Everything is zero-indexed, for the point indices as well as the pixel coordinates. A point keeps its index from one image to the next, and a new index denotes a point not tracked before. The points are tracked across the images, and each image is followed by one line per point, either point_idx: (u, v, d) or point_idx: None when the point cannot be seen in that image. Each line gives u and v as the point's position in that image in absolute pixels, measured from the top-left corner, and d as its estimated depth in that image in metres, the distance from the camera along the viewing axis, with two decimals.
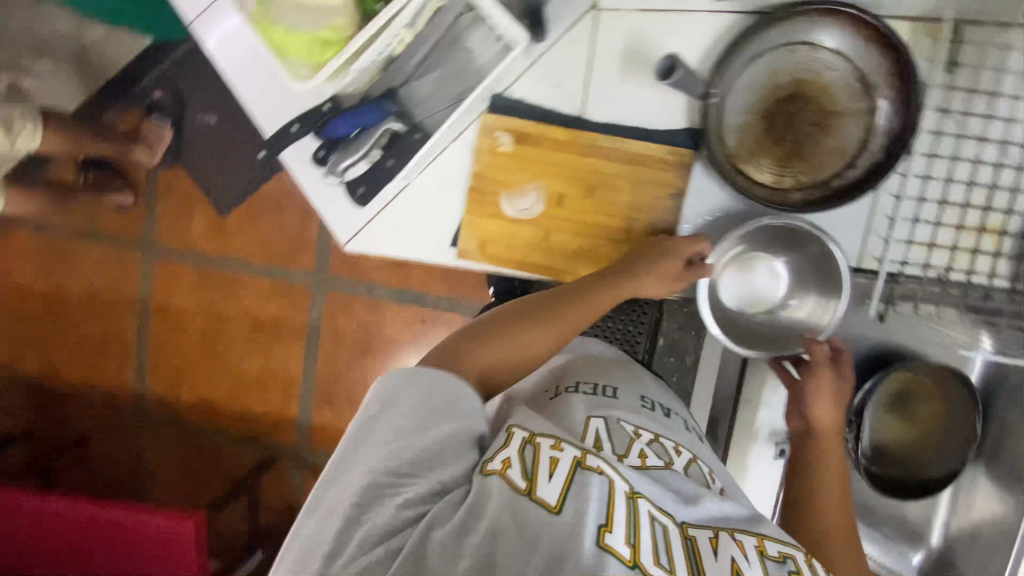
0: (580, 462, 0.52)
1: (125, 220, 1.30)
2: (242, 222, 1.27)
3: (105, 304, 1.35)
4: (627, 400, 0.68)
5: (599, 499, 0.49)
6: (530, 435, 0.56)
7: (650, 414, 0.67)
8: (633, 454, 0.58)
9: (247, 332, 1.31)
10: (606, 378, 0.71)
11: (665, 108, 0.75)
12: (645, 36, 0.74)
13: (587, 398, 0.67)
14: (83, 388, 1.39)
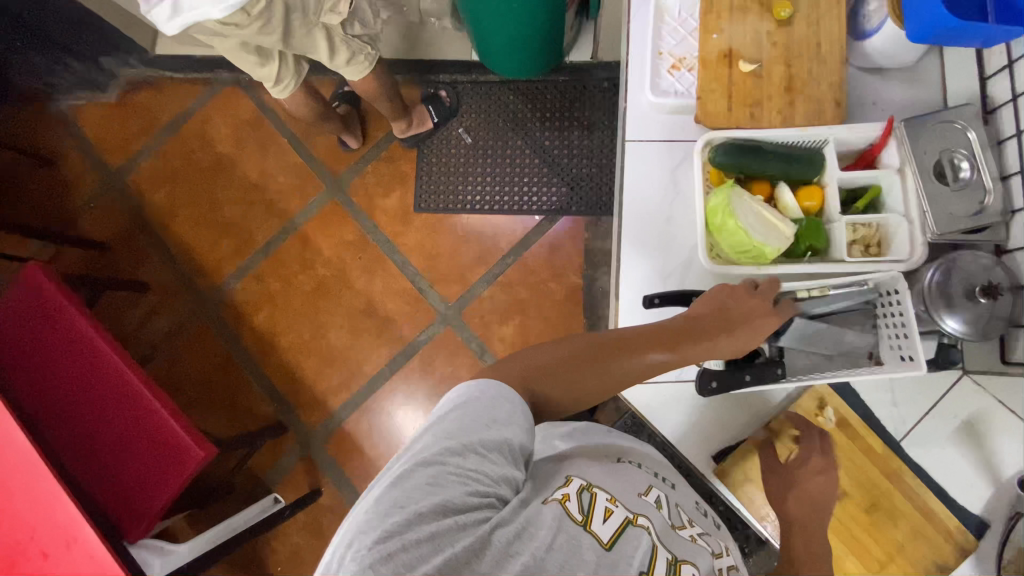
0: (632, 520, 0.46)
1: (335, 155, 1.37)
2: (425, 225, 1.30)
3: (261, 200, 1.38)
4: (686, 496, 0.58)
5: (642, 553, 0.43)
6: (586, 480, 0.49)
7: (708, 518, 0.56)
8: (687, 531, 0.50)
9: (353, 309, 1.29)
10: (667, 471, 0.60)
11: (971, 483, 0.58)
12: (1003, 420, 0.58)
13: (642, 472, 0.55)
14: (185, 249, 1.38)
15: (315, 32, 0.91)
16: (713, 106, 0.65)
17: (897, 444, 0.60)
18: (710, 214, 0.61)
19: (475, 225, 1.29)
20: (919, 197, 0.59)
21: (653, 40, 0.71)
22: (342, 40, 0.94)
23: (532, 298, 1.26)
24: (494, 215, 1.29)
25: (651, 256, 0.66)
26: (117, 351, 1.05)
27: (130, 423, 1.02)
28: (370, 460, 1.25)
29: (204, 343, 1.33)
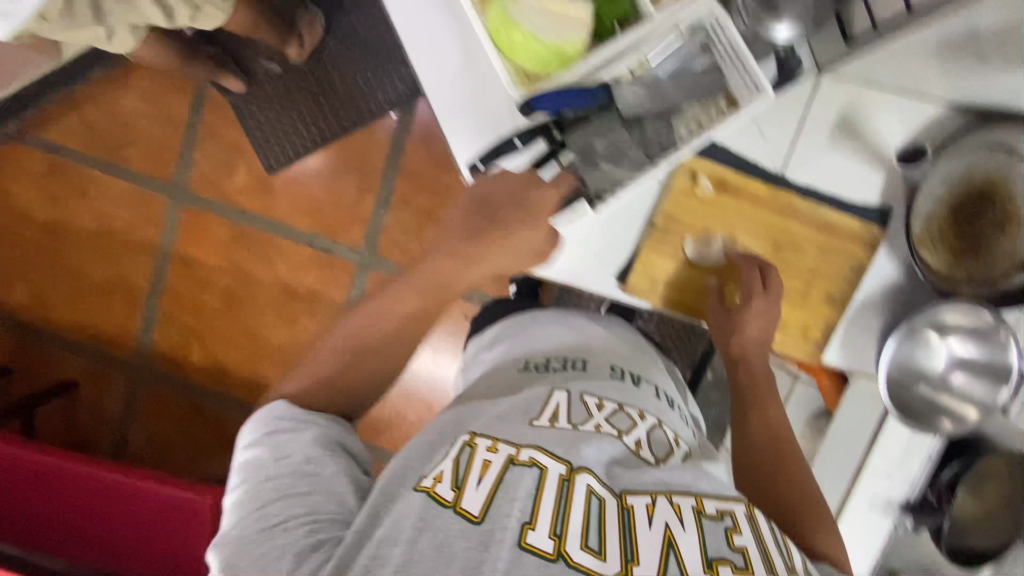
0: (513, 459, 0.55)
1: (160, 160, 1.20)
2: (289, 184, 1.18)
3: (119, 246, 1.24)
4: (597, 371, 0.74)
5: (528, 494, 0.52)
6: (471, 436, 0.59)
7: (618, 385, 0.71)
8: (589, 425, 0.63)
9: (276, 300, 1.22)
10: (578, 356, 0.76)
11: (860, 180, 0.66)
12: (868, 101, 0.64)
13: (551, 377, 0.71)
14: (81, 328, 1.28)
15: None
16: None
17: (781, 176, 0.66)
18: (495, 36, 0.60)
19: (337, 159, 1.17)
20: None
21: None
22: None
23: (434, 202, 1.16)
24: (348, 139, 1.16)
25: (470, 119, 0.69)
26: (73, 458, 1.05)
27: (128, 503, 1.03)
28: (374, 420, 1.28)
29: (161, 403, 1.29)
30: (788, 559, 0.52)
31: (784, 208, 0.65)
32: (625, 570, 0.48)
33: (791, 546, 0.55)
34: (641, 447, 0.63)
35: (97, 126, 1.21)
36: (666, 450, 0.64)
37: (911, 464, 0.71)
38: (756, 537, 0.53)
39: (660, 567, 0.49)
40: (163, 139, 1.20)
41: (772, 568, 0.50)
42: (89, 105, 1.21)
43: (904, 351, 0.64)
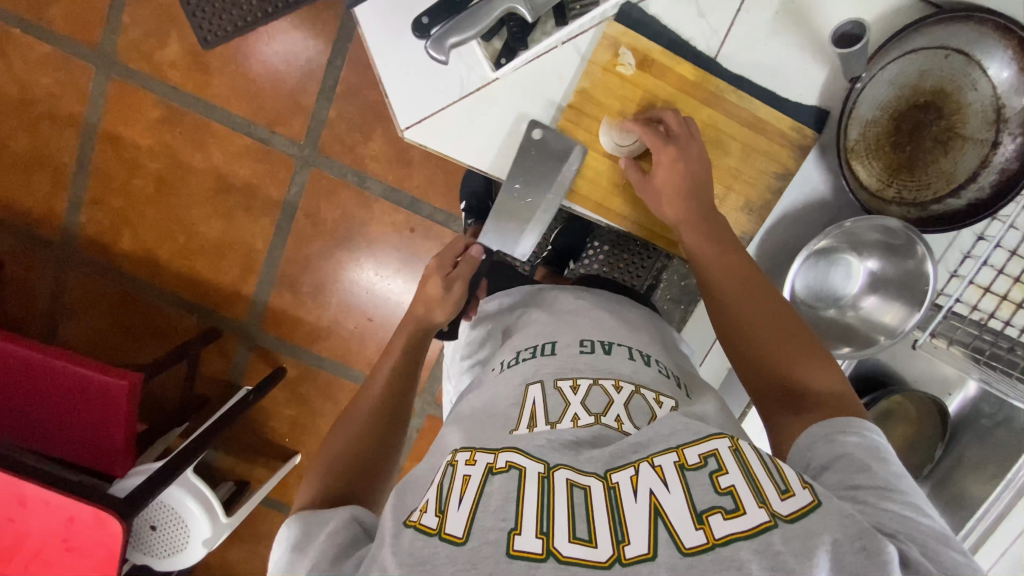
0: (490, 468, 0.50)
1: (82, 22, 1.08)
2: (227, 62, 1.08)
3: (43, 117, 1.14)
4: (565, 351, 0.64)
5: (506, 497, 0.47)
6: (454, 454, 0.54)
7: (586, 361, 0.62)
8: (566, 421, 0.55)
9: (212, 191, 1.16)
10: (546, 336, 0.67)
11: (789, 77, 0.68)
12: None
13: (517, 372, 0.63)
14: (4, 205, 1.20)
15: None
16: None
17: (714, 61, 0.68)
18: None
19: (281, 40, 1.07)
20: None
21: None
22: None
23: (383, 98, 1.09)
24: (293, 17, 1.05)
25: None
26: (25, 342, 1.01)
27: (48, 386, 1.00)
28: (313, 327, 1.25)
29: (93, 290, 1.24)
30: (781, 483, 0.46)
31: (711, 92, 0.68)
32: (617, 554, 0.44)
33: (789, 470, 0.48)
34: (623, 422, 0.55)
35: None
36: (650, 416, 0.56)
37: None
38: (743, 469, 0.47)
39: (652, 543, 0.44)
40: None
41: (764, 501, 0.45)
42: None
43: (818, 274, 0.72)
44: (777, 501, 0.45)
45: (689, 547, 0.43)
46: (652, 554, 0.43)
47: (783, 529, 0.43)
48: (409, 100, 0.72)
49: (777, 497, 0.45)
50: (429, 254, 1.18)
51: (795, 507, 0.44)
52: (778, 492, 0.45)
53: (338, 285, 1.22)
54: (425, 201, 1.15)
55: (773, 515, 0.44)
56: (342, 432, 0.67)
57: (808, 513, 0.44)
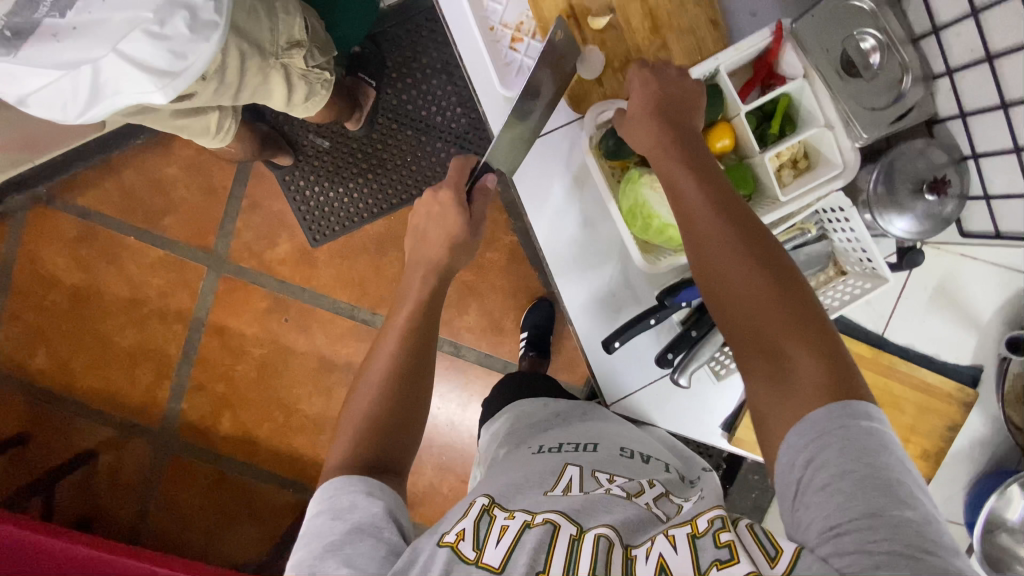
0: (528, 523, 0.50)
1: (198, 229, 1.18)
2: (333, 257, 1.18)
3: (151, 314, 1.21)
4: (607, 450, 0.64)
5: (538, 548, 0.48)
6: (489, 501, 0.54)
7: (629, 463, 0.62)
8: (597, 489, 0.55)
9: (314, 370, 1.21)
10: (590, 436, 0.67)
11: (956, 345, 0.73)
12: (963, 275, 0.72)
13: (556, 456, 0.62)
14: (107, 396, 1.23)
15: (271, 75, 0.72)
16: (580, 88, 0.67)
17: (883, 337, 0.74)
18: (631, 216, 0.65)
19: (385, 235, 1.17)
20: (828, 107, 0.64)
21: (490, 57, 0.68)
22: (299, 77, 0.75)
23: (477, 278, 1.20)
24: (396, 215, 1.16)
25: (580, 275, 0.71)
26: (128, 554, 1.04)
27: None
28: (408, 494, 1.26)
29: (187, 472, 1.24)
30: (769, 549, 0.44)
31: (886, 367, 0.73)
32: None
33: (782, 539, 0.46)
34: (651, 506, 0.54)
35: (134, 193, 1.17)
36: (676, 508, 0.54)
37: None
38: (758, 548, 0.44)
39: None
40: (204, 206, 1.17)
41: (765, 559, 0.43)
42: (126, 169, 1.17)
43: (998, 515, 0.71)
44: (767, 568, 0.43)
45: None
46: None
47: None
48: (615, 385, 0.75)
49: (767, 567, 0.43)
50: None
51: (786, 563, 0.42)
52: (766, 561, 0.43)
53: (432, 452, 1.24)
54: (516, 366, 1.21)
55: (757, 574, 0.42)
56: (365, 392, 0.60)
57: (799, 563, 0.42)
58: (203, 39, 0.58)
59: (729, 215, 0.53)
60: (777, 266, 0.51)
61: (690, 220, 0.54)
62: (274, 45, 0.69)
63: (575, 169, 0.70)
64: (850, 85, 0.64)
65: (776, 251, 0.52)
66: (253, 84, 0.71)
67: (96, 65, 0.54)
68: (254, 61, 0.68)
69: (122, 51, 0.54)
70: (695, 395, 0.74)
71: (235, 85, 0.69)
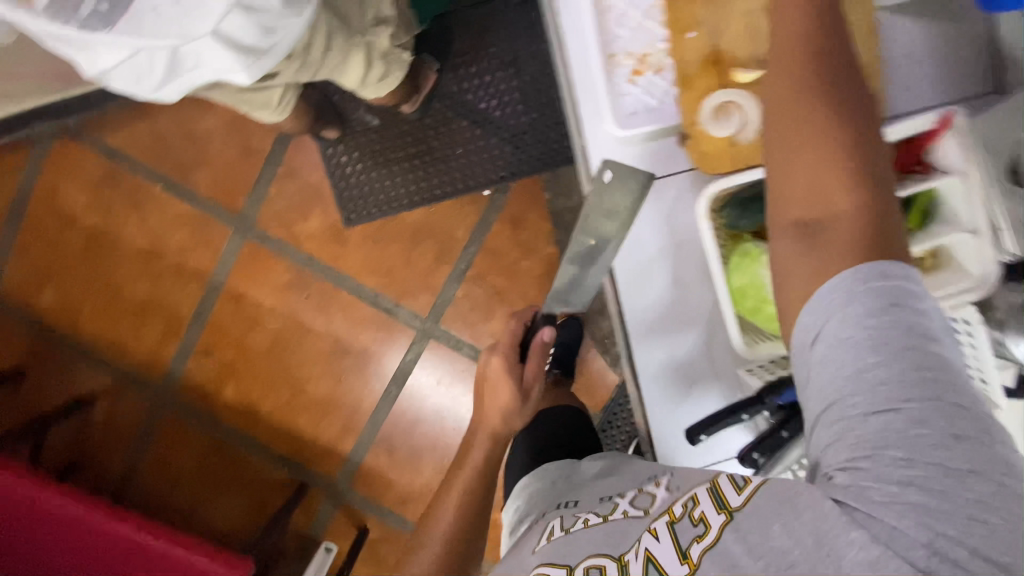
0: None
1: (228, 189, 1.12)
2: (364, 239, 1.12)
3: (167, 268, 1.15)
4: (590, 493, 0.64)
5: None
6: None
7: (613, 488, 0.62)
8: (578, 524, 0.56)
9: (328, 353, 1.17)
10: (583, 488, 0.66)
11: None
12: None
13: (552, 513, 0.64)
14: (111, 345, 1.19)
15: (353, 54, 0.67)
16: (709, 145, 0.62)
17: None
18: (741, 296, 0.62)
19: (422, 226, 1.12)
20: (979, 210, 0.58)
21: (606, 91, 0.66)
22: (382, 58, 0.70)
23: (511, 285, 1.13)
24: (437, 207, 1.11)
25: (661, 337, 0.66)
26: (118, 517, 0.99)
27: (111, 552, 0.98)
28: (404, 491, 1.23)
29: (183, 434, 1.21)
30: (740, 482, 0.47)
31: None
32: None
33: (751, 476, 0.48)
34: (627, 511, 0.55)
35: (168, 141, 1.11)
36: (652, 499, 0.55)
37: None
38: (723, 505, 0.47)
39: None
40: (238, 166, 1.11)
41: (723, 504, 0.46)
42: (163, 115, 1.11)
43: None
44: (732, 497, 0.46)
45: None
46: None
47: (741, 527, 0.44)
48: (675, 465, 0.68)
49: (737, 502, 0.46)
50: None
51: (751, 490, 0.46)
52: (737, 492, 0.47)
53: (435, 454, 1.21)
54: None
55: (730, 513, 0.45)
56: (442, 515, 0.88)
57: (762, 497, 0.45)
58: (295, 14, 0.57)
59: (835, 96, 0.48)
60: (862, 156, 0.47)
61: (788, 98, 0.49)
62: (360, 24, 0.66)
63: (678, 226, 0.65)
64: (1016, 199, 0.55)
65: (866, 149, 0.47)
66: (331, 63, 0.66)
67: (184, 42, 0.53)
68: (341, 37, 0.64)
69: (220, 31, 0.53)
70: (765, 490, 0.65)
71: (317, 63, 0.65)
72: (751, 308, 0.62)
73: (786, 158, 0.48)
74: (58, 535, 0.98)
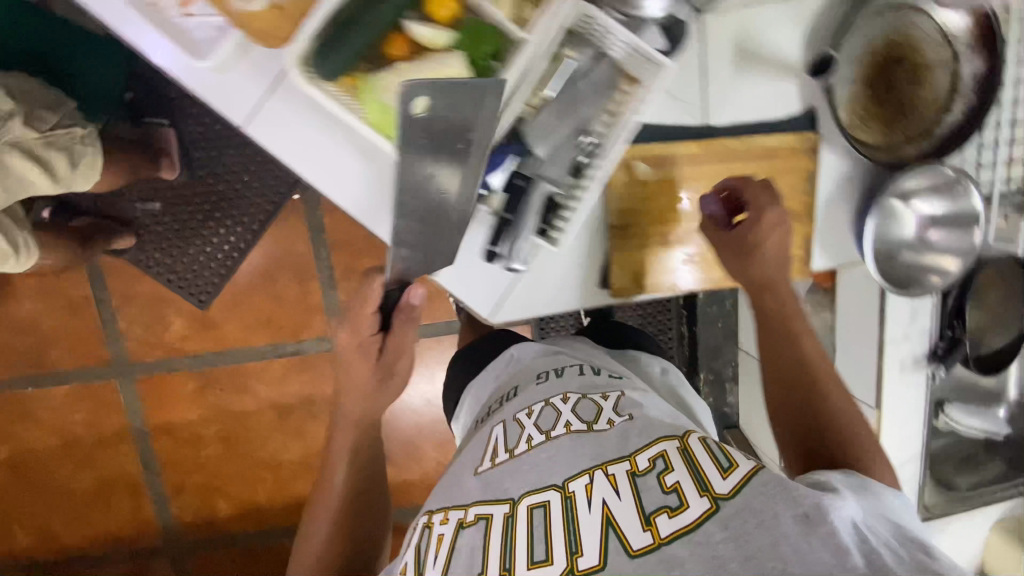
0: (460, 524, 0.58)
1: (87, 349, 1.11)
2: (229, 309, 1.12)
3: (93, 447, 1.15)
4: (526, 387, 0.72)
5: (492, 546, 0.54)
6: (429, 517, 0.63)
7: (546, 384, 0.70)
8: (522, 444, 0.62)
9: (275, 420, 1.18)
10: (518, 384, 0.73)
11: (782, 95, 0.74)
12: (755, 28, 0.71)
13: (486, 426, 0.70)
14: (99, 538, 1.20)
15: (8, 163, 0.71)
16: (255, 22, 0.60)
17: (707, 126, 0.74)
18: (380, 127, 0.62)
19: (266, 263, 1.11)
20: None
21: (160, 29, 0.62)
22: (45, 147, 0.73)
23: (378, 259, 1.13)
24: (265, 238, 1.09)
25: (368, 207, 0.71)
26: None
27: None
28: (424, 481, 1.27)
29: (214, 564, 1.25)
30: (725, 462, 0.53)
31: (723, 151, 0.73)
32: (571, 566, 0.50)
33: (733, 451, 0.56)
34: (573, 424, 0.62)
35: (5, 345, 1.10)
36: (597, 412, 0.63)
37: (920, 321, 0.83)
38: (688, 466, 0.53)
39: (601, 553, 0.50)
40: (79, 323, 1.10)
41: (707, 488, 0.51)
42: None
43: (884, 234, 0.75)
44: (719, 483, 0.51)
45: (637, 549, 0.49)
46: (602, 563, 0.50)
47: (723, 513, 0.49)
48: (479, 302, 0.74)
49: (720, 478, 0.52)
50: None
51: (737, 479, 0.52)
52: (722, 472, 0.52)
53: (425, 435, 1.25)
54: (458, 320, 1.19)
55: (716, 499, 0.50)
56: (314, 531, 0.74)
57: (749, 482, 0.51)
58: None
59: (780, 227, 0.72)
60: (768, 292, 0.73)
61: (791, 362, 0.70)
62: None
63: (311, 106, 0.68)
64: None
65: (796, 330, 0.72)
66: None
67: None
68: None
69: None
70: (544, 272, 0.75)
71: None
72: (393, 131, 0.62)
73: (790, 330, 0.72)
74: None
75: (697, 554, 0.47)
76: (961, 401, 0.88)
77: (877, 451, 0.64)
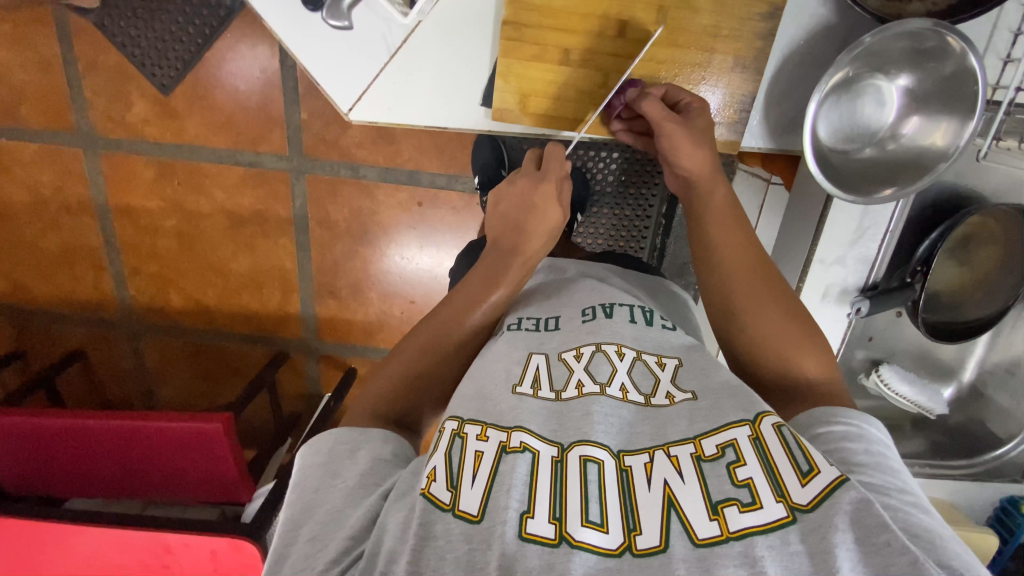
0: (504, 446, 0.45)
1: (52, 112, 1.10)
2: (193, 103, 1.08)
3: (59, 212, 1.20)
4: (570, 325, 0.57)
5: (522, 481, 0.43)
6: (459, 424, 0.49)
7: (591, 328, 0.56)
8: (571, 388, 0.50)
9: (229, 227, 1.19)
10: (551, 309, 0.61)
11: None
12: None
13: (516, 338, 0.57)
14: (67, 301, 1.29)
15: None
16: None
17: None
18: None
19: (231, 59, 1.04)
20: None
21: None
22: None
23: None
24: (232, 29, 1.01)
25: None
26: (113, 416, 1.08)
27: (118, 448, 1.11)
28: (365, 324, 1.28)
29: (167, 349, 1.33)
30: (803, 464, 0.42)
31: None
32: (629, 543, 0.40)
33: (814, 450, 0.44)
34: (628, 391, 0.50)
35: None
36: (655, 383, 0.51)
37: (861, 248, 0.80)
38: (764, 461, 0.42)
39: (664, 534, 0.40)
40: (45, 83, 1.07)
41: (783, 494, 0.41)
42: None
43: (841, 115, 0.72)
44: (796, 490, 0.41)
45: (703, 539, 0.40)
46: (664, 546, 0.40)
47: (801, 524, 0.39)
48: (344, 85, 0.77)
49: (798, 484, 0.41)
50: (445, 222, 1.17)
51: (818, 489, 0.40)
52: (799, 478, 0.41)
53: (373, 281, 1.24)
54: (423, 170, 1.12)
55: (791, 508, 0.40)
56: (415, 344, 0.61)
57: (837, 489, 0.40)
58: None
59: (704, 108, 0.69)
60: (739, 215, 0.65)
61: (745, 257, 0.62)
62: None
63: None
64: None
65: (761, 265, 0.62)
66: None
67: None
68: None
69: None
70: (410, 68, 0.76)
71: None
72: None
73: (716, 216, 0.64)
74: (73, 448, 1.12)
75: (780, 559, 0.38)
76: (900, 368, 0.89)
77: (799, 355, 0.57)
